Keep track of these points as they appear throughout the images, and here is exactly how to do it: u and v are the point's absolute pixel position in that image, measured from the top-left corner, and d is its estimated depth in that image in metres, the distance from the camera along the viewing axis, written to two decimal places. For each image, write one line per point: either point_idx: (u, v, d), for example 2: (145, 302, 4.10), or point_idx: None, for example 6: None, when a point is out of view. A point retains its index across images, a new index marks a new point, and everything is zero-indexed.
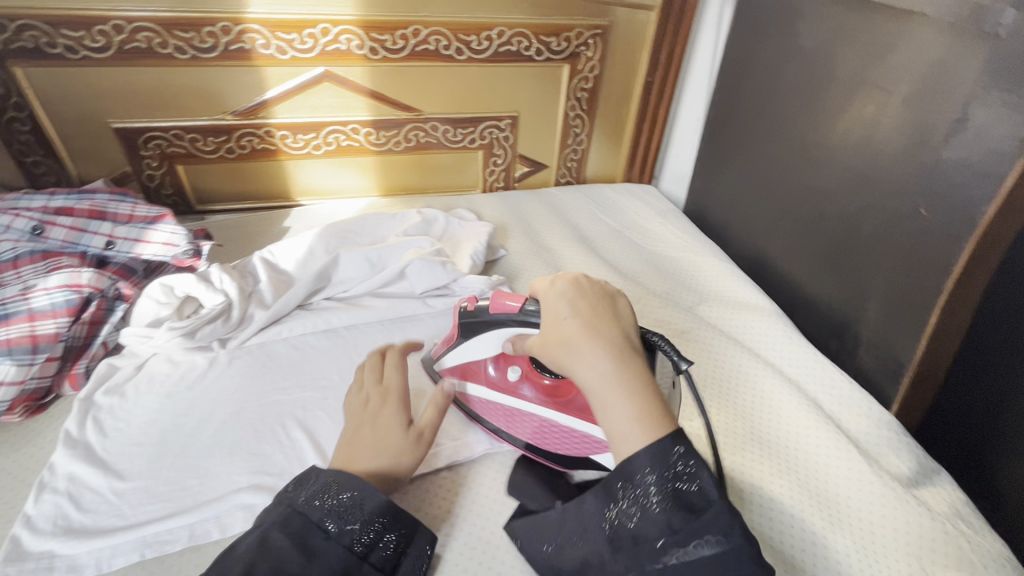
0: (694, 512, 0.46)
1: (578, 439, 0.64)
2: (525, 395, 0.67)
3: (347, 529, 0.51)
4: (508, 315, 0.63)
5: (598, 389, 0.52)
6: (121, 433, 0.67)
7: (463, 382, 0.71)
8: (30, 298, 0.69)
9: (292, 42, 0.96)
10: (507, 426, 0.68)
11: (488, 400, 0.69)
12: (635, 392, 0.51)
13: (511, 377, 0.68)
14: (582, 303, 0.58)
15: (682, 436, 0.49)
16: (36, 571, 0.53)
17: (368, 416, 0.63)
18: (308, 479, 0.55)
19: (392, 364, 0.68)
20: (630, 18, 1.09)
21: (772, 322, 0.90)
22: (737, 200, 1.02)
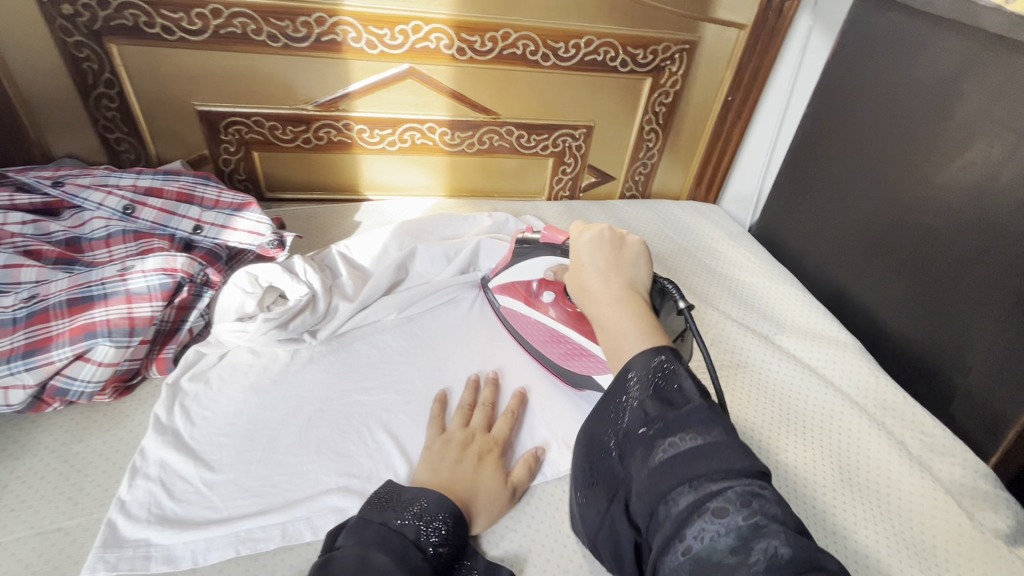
0: (674, 404, 0.45)
1: (587, 362, 0.73)
2: (554, 317, 0.76)
3: (438, 551, 0.52)
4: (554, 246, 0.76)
5: (603, 317, 0.55)
6: (207, 421, 0.66)
7: (507, 297, 0.82)
8: (127, 279, 0.67)
9: (383, 37, 0.96)
10: (535, 340, 0.79)
11: (524, 316, 0.80)
12: (637, 319, 0.53)
13: (546, 300, 0.77)
14: (603, 250, 0.60)
15: (670, 350, 0.48)
16: (134, 560, 0.53)
17: (469, 456, 0.62)
18: (406, 499, 0.56)
19: (503, 418, 0.69)
20: (720, 35, 1.08)
21: (855, 357, 0.87)
22: (820, 227, 1.00)
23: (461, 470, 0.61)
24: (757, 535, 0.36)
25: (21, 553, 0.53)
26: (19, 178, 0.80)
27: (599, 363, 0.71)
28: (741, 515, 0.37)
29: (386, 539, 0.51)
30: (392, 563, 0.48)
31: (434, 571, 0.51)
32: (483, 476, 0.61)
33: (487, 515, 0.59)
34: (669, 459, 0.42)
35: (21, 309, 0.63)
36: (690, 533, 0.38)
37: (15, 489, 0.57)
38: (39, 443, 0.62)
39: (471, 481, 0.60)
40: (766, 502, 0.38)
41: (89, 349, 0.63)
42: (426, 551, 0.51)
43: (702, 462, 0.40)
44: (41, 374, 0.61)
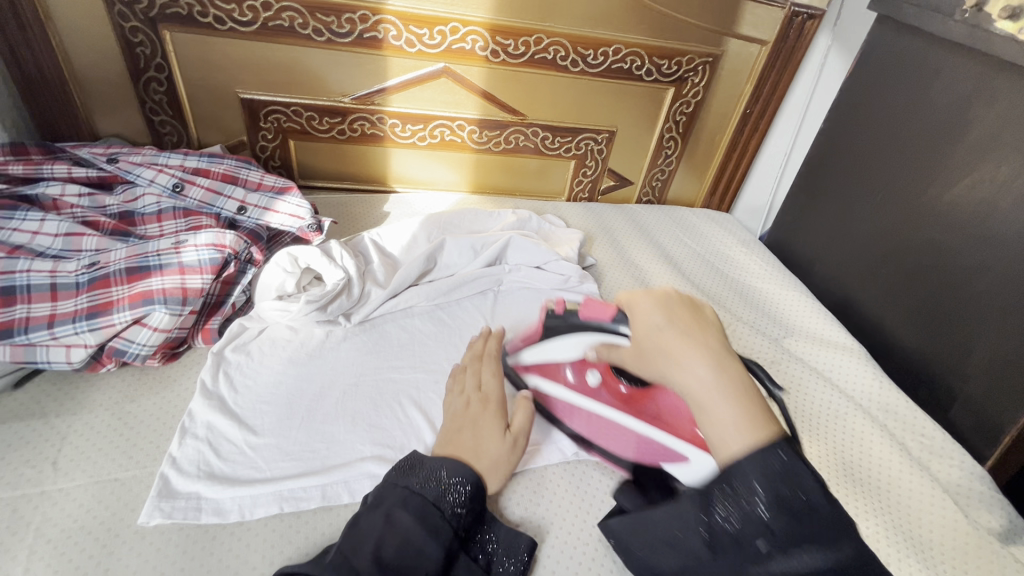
0: (801, 521, 0.45)
1: (650, 448, 0.66)
2: (603, 399, 0.70)
3: (458, 513, 0.55)
4: (599, 321, 0.69)
5: (698, 392, 0.51)
6: (249, 389, 0.70)
7: (538, 379, 0.73)
8: (181, 252, 0.71)
9: (422, 37, 1.00)
10: (580, 428, 0.71)
11: (565, 401, 0.72)
12: (738, 396, 0.50)
13: (590, 382, 0.71)
14: (677, 315, 0.57)
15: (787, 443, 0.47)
16: (187, 510, 0.57)
17: (466, 417, 0.65)
18: (423, 465, 0.57)
19: (488, 371, 0.71)
20: (742, 50, 1.12)
21: (860, 362, 0.91)
22: (832, 238, 1.04)
23: (462, 430, 0.63)
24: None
25: (82, 499, 0.57)
26: (75, 154, 0.84)
27: (666, 450, 0.64)
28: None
29: (408, 501, 0.54)
30: (414, 524, 0.52)
31: (453, 531, 0.54)
32: (483, 431, 0.63)
33: (498, 473, 0.62)
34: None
35: (83, 274, 0.68)
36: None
37: (73, 441, 0.61)
38: (94, 400, 0.66)
39: (473, 442, 0.62)
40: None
41: (146, 315, 0.67)
42: (445, 512, 0.54)
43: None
44: (102, 335, 0.65)
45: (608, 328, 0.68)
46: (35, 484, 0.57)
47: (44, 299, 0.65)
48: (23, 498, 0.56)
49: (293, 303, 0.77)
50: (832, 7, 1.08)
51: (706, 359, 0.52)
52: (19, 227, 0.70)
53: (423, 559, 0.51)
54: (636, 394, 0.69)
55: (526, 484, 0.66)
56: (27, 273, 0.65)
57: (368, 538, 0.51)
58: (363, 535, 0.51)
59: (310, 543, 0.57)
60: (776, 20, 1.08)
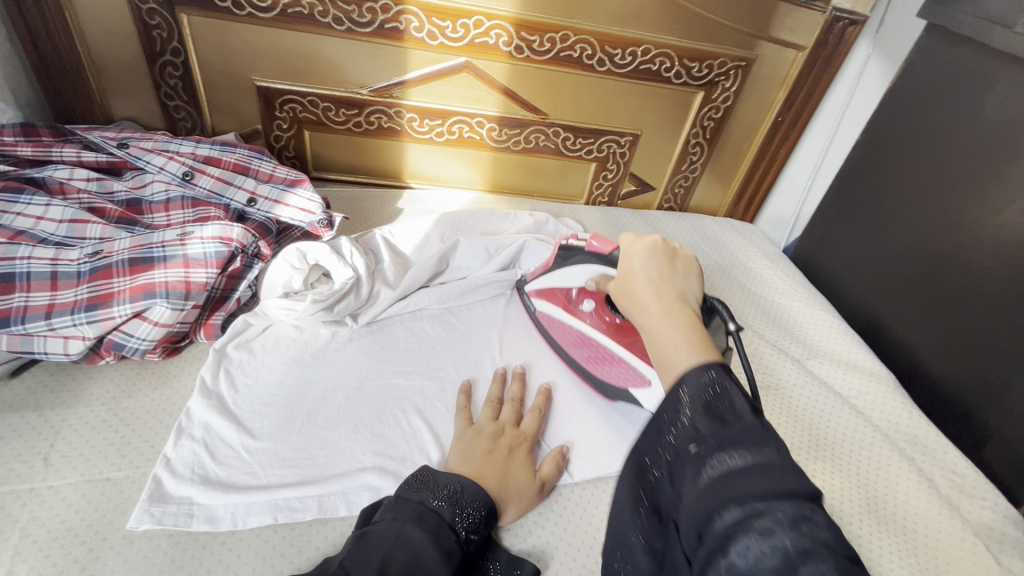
0: (726, 423, 0.40)
1: (625, 372, 0.72)
2: (595, 324, 0.75)
3: (471, 539, 0.52)
4: (597, 255, 0.72)
5: (651, 326, 0.52)
6: (250, 389, 0.68)
7: (546, 302, 0.81)
8: (186, 244, 0.68)
9: (444, 29, 0.97)
10: (575, 350, 0.78)
11: (565, 324, 0.79)
12: (688, 328, 0.50)
13: (588, 308, 0.76)
14: (654, 261, 0.59)
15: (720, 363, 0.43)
16: (178, 517, 0.55)
17: (497, 447, 0.62)
18: (435, 483, 0.55)
19: (531, 414, 0.69)
20: (777, 55, 1.07)
21: (888, 391, 0.87)
22: (864, 257, 0.99)
23: (490, 457, 0.61)
24: (806, 560, 0.33)
25: (72, 499, 0.55)
26: (85, 137, 0.82)
27: (635, 374, 0.71)
28: (790, 538, 0.33)
29: (423, 518, 0.51)
30: (428, 542, 0.49)
31: (464, 556, 0.51)
32: (512, 467, 0.61)
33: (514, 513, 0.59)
34: (717, 479, 0.37)
35: (85, 264, 0.65)
36: (735, 550, 0.34)
37: (66, 436, 0.59)
38: (91, 394, 0.64)
39: (505, 473, 0.60)
40: (817, 526, 0.34)
41: (147, 309, 0.65)
42: (459, 535, 0.51)
43: (752, 484, 0.36)
44: (101, 328, 0.63)
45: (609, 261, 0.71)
46: (24, 480, 0.55)
47: (43, 288, 0.63)
48: (10, 495, 0.54)
49: (300, 302, 0.74)
50: (876, 13, 1.03)
51: (663, 301, 0.54)
52: (22, 211, 0.68)
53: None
54: (627, 326, 0.73)
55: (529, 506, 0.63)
56: (28, 260, 0.63)
57: (378, 548, 0.48)
58: (373, 545, 0.48)
59: (304, 559, 0.55)
60: (816, 25, 1.03)
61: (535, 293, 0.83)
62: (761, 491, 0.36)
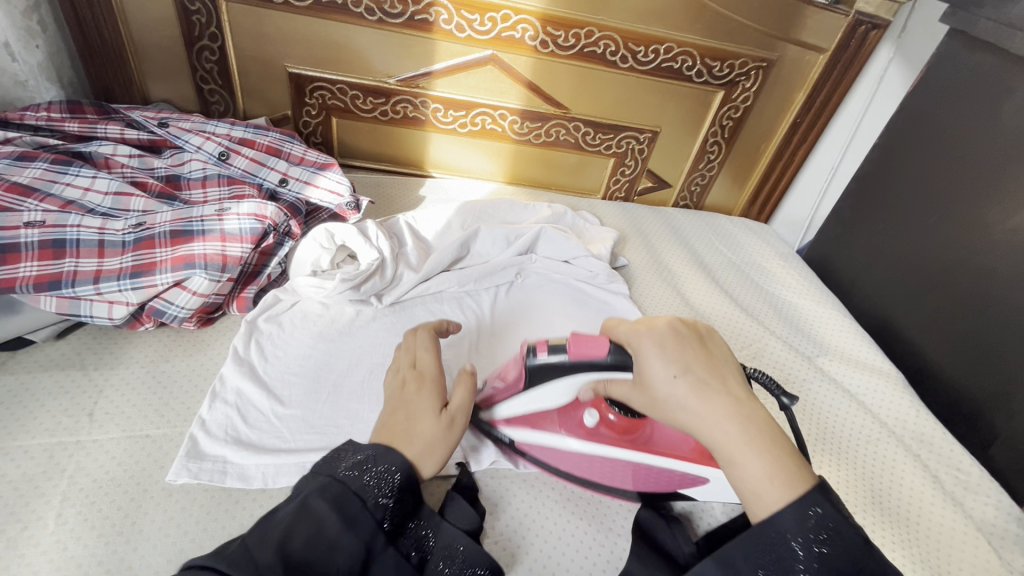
0: (842, 573, 0.44)
1: (658, 475, 0.63)
2: (599, 438, 0.64)
3: (382, 504, 0.46)
4: (591, 364, 0.56)
5: (727, 445, 0.48)
6: (279, 359, 0.71)
7: (527, 427, 0.65)
8: (223, 219, 0.71)
9: (472, 22, 0.99)
10: (586, 469, 0.65)
11: (560, 447, 0.65)
12: (766, 444, 0.48)
13: (584, 422, 0.65)
14: (687, 359, 0.51)
15: (823, 500, 0.46)
16: (213, 473, 0.58)
17: (400, 399, 0.56)
18: (343, 448, 0.49)
19: (422, 344, 0.61)
20: (799, 57, 1.08)
21: (896, 389, 0.88)
22: (879, 258, 1.01)
23: (395, 412, 0.54)
24: None
25: (115, 452, 0.58)
26: (128, 116, 0.86)
27: (679, 473, 0.62)
28: None
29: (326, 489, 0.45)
30: (329, 511, 0.44)
31: (377, 524, 0.45)
32: (416, 407, 0.55)
33: (434, 457, 0.53)
34: None
35: (129, 234, 0.69)
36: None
37: (109, 395, 0.63)
38: (131, 357, 0.68)
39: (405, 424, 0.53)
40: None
41: (187, 278, 0.68)
42: (366, 502, 0.45)
43: None
44: (144, 294, 0.67)
45: (604, 364, 0.56)
46: (71, 433, 0.59)
47: (91, 255, 0.66)
48: (58, 445, 0.58)
49: (329, 281, 0.77)
50: (899, 17, 1.04)
51: (731, 411, 0.49)
52: (71, 183, 0.72)
53: (334, 554, 0.42)
54: (633, 425, 0.64)
55: (544, 478, 0.66)
56: (77, 228, 0.66)
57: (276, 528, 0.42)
58: (274, 524, 0.43)
59: None
60: (838, 28, 1.04)
61: (502, 423, 0.66)
62: None
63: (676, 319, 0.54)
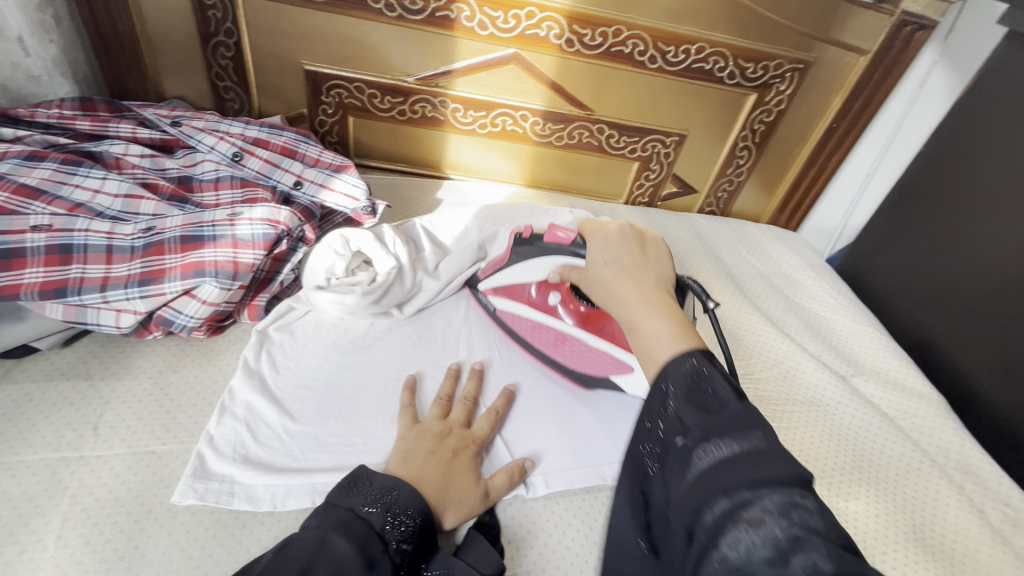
0: (711, 412, 0.43)
1: (600, 359, 0.71)
2: (561, 317, 0.73)
3: (402, 548, 0.48)
4: (559, 246, 0.68)
5: (631, 314, 0.52)
6: (290, 371, 0.68)
7: (506, 299, 0.77)
8: (235, 225, 0.68)
9: (495, 20, 0.95)
10: (542, 344, 0.74)
11: (527, 320, 0.75)
12: (668, 314, 0.50)
13: (550, 301, 0.74)
14: (624, 251, 0.58)
15: (702, 353, 0.45)
16: (220, 494, 0.55)
17: (444, 450, 0.59)
18: (360, 479, 0.52)
19: (484, 416, 0.65)
20: (837, 59, 1.03)
21: (939, 415, 0.83)
22: (920, 273, 0.95)
23: (434, 460, 0.57)
24: (795, 547, 0.34)
25: (119, 469, 0.56)
26: (141, 114, 0.84)
27: (613, 359, 0.70)
28: (779, 526, 0.35)
29: (350, 526, 0.47)
30: (351, 552, 0.45)
31: (395, 568, 0.46)
32: (457, 473, 0.57)
33: (453, 510, 0.55)
34: (705, 470, 0.40)
35: (138, 239, 0.66)
36: (724, 540, 0.36)
37: (115, 407, 0.61)
38: (139, 367, 0.65)
39: (439, 478, 0.55)
40: (807, 513, 0.35)
41: (196, 287, 0.66)
42: (387, 545, 0.47)
43: (741, 472, 0.38)
44: (152, 303, 0.64)
45: (572, 252, 0.67)
46: (75, 448, 0.56)
47: (98, 261, 0.64)
48: (61, 461, 0.55)
49: (348, 294, 0.74)
50: (947, 17, 0.97)
51: (640, 289, 0.53)
52: (80, 184, 0.70)
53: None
54: (594, 314, 0.72)
55: (564, 503, 0.63)
56: (85, 233, 0.63)
57: (296, 559, 0.42)
58: (291, 556, 0.43)
59: None
60: (881, 28, 0.98)
61: (491, 292, 0.79)
62: (749, 479, 0.38)
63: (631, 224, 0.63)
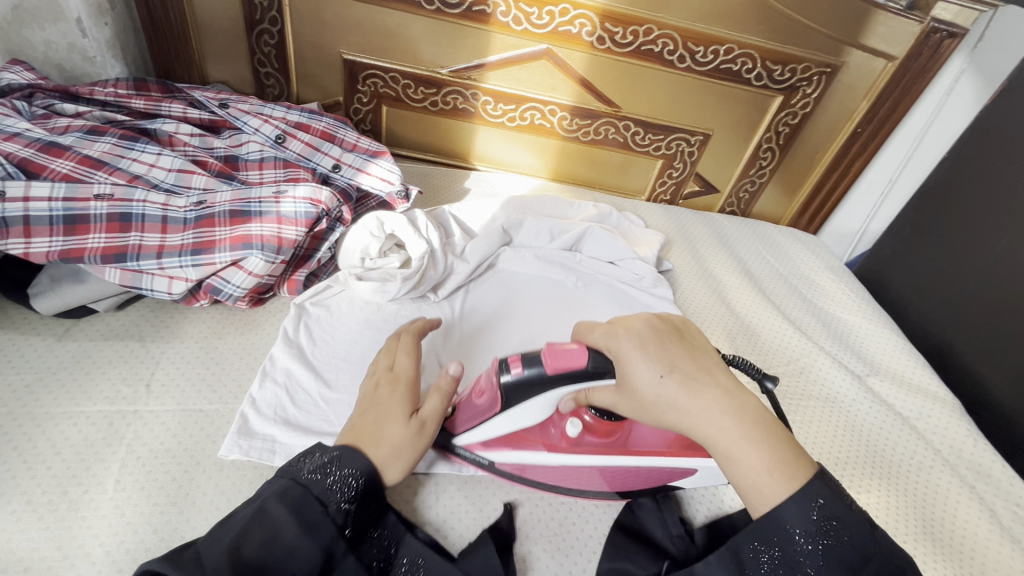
0: (851, 569, 0.44)
1: (647, 473, 0.61)
2: (586, 450, 0.61)
3: (344, 509, 0.47)
4: (574, 373, 0.54)
5: (727, 447, 0.48)
6: (327, 343, 0.72)
7: (508, 448, 0.61)
8: (280, 202, 0.72)
9: (530, 16, 0.98)
10: (572, 481, 0.62)
11: (545, 464, 0.61)
12: (765, 435, 0.48)
13: (567, 434, 0.61)
14: (675, 357, 0.51)
15: (821, 482, 0.46)
16: (263, 451, 0.59)
17: (373, 399, 0.55)
18: (310, 450, 0.50)
19: (403, 349, 0.61)
20: (865, 64, 1.04)
21: (953, 416, 0.85)
22: (941, 278, 0.96)
23: (366, 415, 0.54)
24: None
25: (169, 423, 0.60)
26: (190, 95, 0.88)
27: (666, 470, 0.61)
28: None
29: (287, 492, 0.46)
30: (288, 518, 0.44)
31: (338, 531, 0.46)
32: (386, 411, 0.54)
33: (400, 461, 0.51)
34: None
35: (191, 212, 0.70)
36: None
37: (165, 366, 0.65)
38: (187, 331, 0.69)
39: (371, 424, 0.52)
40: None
41: (244, 258, 0.69)
42: (328, 507, 0.46)
43: None
44: (203, 271, 0.68)
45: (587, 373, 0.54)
46: (130, 402, 0.60)
47: (155, 230, 0.68)
48: (117, 414, 0.59)
49: (388, 282, 0.77)
50: (977, 26, 0.98)
51: (723, 407, 0.49)
52: (137, 158, 0.74)
53: (290, 557, 0.43)
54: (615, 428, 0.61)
55: None
56: (143, 203, 0.68)
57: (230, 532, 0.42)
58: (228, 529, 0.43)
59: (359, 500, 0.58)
60: (911, 35, 0.99)
61: (476, 447, 0.61)
62: None
63: (648, 315, 0.56)
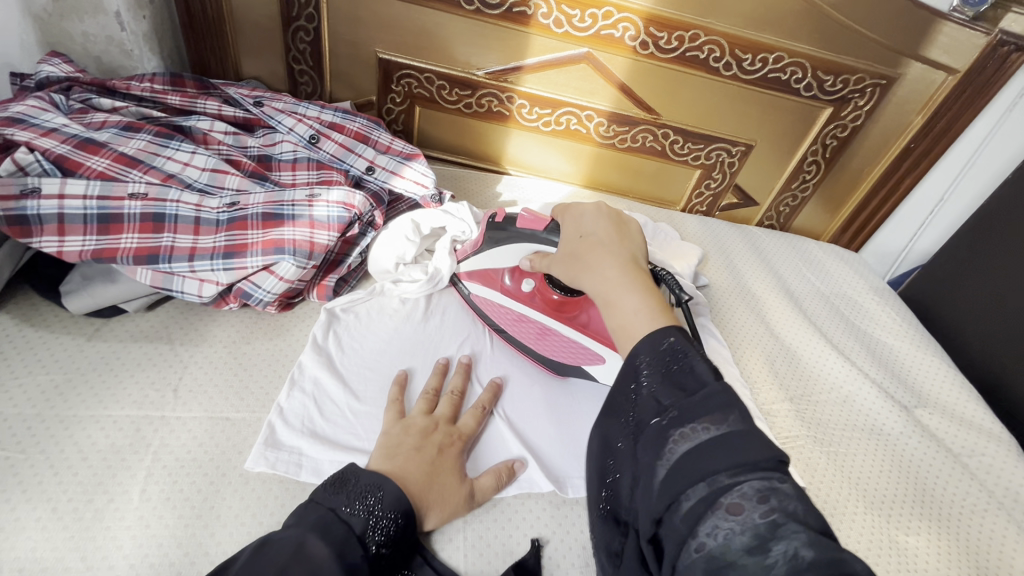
0: (687, 392, 0.43)
1: (568, 346, 0.70)
2: (535, 306, 0.71)
3: (380, 552, 0.47)
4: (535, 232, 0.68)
5: (607, 292, 0.52)
6: (355, 352, 0.69)
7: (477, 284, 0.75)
8: (313, 205, 0.69)
9: (572, 18, 0.94)
10: (511, 326, 0.73)
11: (498, 304, 0.73)
12: (643, 289, 0.51)
13: (523, 288, 0.72)
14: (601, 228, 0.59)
15: (678, 331, 0.46)
16: (289, 464, 0.57)
17: (428, 443, 0.58)
18: (350, 479, 0.51)
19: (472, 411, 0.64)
20: (923, 76, 0.98)
21: (1008, 457, 0.80)
22: (998, 305, 0.91)
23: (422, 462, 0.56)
24: (775, 536, 0.35)
25: (196, 431, 0.58)
26: (225, 92, 0.86)
27: (585, 350, 0.69)
28: (758, 512, 0.36)
29: (329, 526, 0.46)
30: (330, 554, 0.44)
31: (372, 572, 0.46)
32: (442, 471, 0.56)
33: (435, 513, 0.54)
34: (684, 451, 0.41)
35: (224, 213, 0.68)
36: (704, 528, 0.37)
37: (193, 371, 0.63)
38: (215, 335, 0.68)
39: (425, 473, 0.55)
40: (785, 497, 0.36)
41: (275, 263, 0.68)
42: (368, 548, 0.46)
43: (718, 458, 0.39)
44: (234, 275, 0.67)
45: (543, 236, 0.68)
46: (157, 407, 0.59)
47: (187, 231, 0.66)
48: (144, 419, 0.58)
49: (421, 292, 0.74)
50: None
51: (615, 265, 0.54)
52: (172, 156, 0.73)
53: None
54: (568, 302, 0.70)
55: None
56: (176, 203, 0.66)
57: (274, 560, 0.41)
58: (273, 555, 0.42)
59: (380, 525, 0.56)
60: (975, 47, 0.93)
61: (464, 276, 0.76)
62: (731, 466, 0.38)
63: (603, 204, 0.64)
